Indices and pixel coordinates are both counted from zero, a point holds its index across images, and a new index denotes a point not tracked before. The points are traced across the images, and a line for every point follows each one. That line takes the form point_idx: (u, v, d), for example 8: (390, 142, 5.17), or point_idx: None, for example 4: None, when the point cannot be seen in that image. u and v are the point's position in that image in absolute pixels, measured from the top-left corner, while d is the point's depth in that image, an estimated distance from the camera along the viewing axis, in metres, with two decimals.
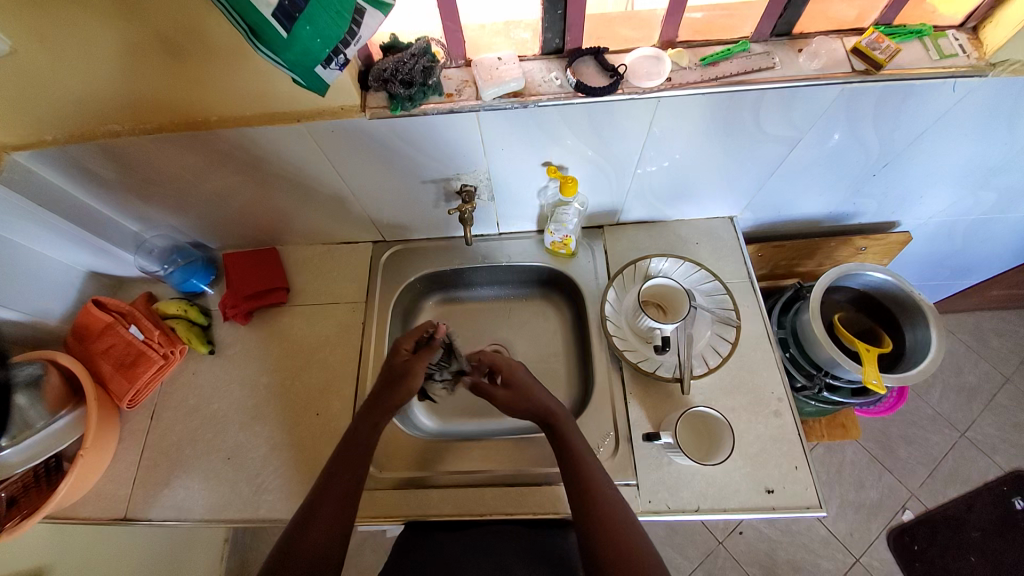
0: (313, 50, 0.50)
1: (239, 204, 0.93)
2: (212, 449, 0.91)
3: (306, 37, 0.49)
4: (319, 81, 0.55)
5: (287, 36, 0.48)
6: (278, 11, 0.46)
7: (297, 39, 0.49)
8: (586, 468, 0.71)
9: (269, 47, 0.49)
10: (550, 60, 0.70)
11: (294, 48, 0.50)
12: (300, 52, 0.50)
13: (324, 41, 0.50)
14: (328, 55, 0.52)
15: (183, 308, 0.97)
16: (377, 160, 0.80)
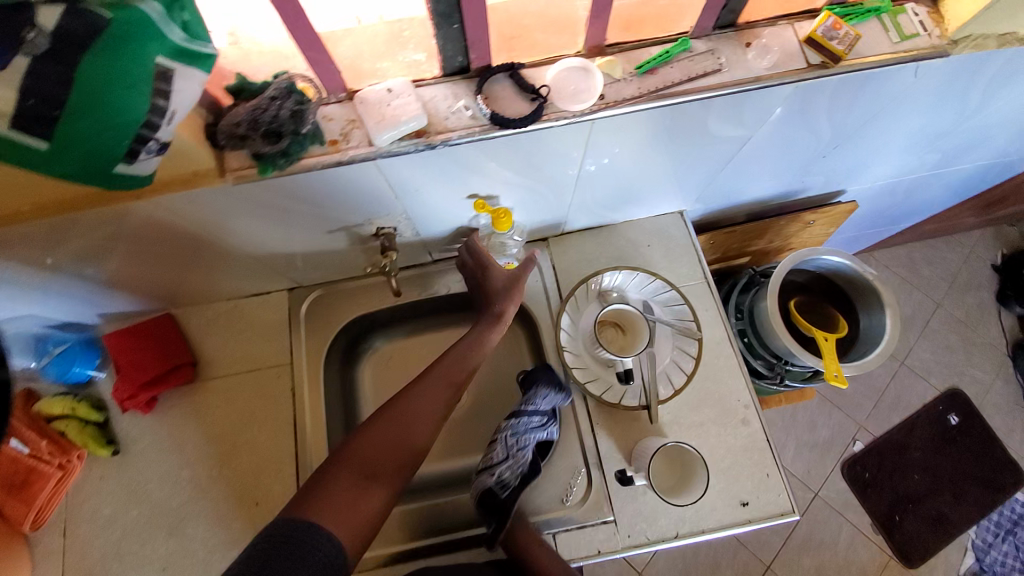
0: (104, 146, 0.40)
1: (106, 276, 0.76)
2: (143, 562, 0.79)
3: (87, 134, 0.39)
4: (135, 173, 0.45)
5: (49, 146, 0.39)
6: (20, 119, 0.36)
7: (75, 141, 0.39)
8: None
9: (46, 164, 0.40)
10: (455, 83, 0.55)
11: (76, 151, 0.40)
12: (86, 153, 0.41)
13: (116, 133, 0.40)
14: (130, 148, 0.42)
15: (69, 406, 0.82)
16: (266, 216, 0.65)
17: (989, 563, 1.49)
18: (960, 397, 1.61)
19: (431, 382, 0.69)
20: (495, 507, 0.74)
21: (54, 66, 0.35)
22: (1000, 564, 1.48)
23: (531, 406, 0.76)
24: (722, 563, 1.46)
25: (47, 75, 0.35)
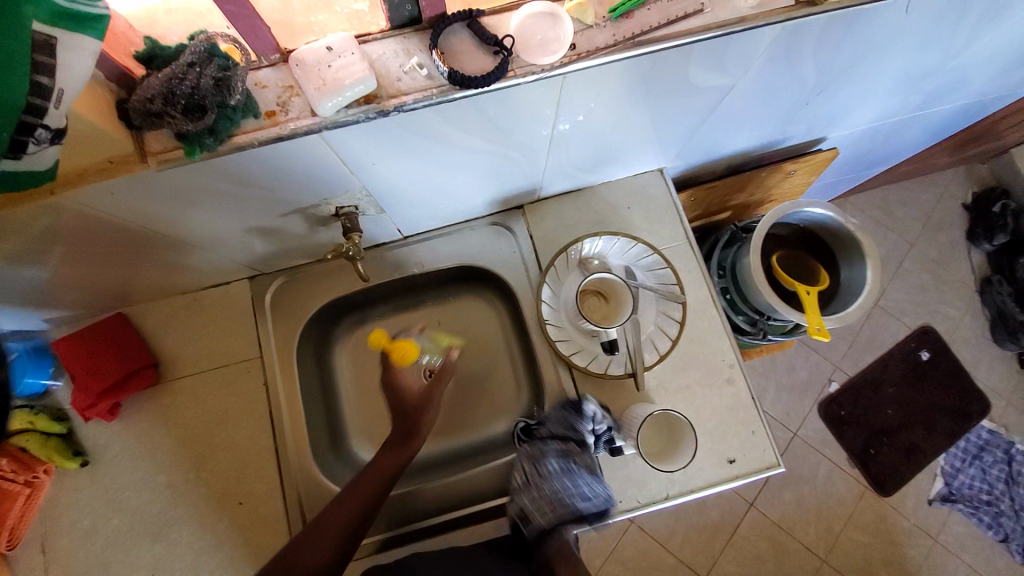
0: None
1: (41, 280, 0.68)
2: (128, 571, 0.76)
3: None
4: (25, 170, 0.37)
5: None
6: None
7: None
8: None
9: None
10: (406, 37, 0.48)
11: None
12: None
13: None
14: (15, 140, 0.34)
15: (27, 420, 0.76)
16: (207, 203, 0.59)
17: (956, 486, 1.58)
18: (932, 334, 1.66)
19: (331, 513, 0.66)
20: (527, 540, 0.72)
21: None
22: (968, 486, 1.57)
23: (551, 440, 0.75)
24: (708, 504, 1.51)
25: None
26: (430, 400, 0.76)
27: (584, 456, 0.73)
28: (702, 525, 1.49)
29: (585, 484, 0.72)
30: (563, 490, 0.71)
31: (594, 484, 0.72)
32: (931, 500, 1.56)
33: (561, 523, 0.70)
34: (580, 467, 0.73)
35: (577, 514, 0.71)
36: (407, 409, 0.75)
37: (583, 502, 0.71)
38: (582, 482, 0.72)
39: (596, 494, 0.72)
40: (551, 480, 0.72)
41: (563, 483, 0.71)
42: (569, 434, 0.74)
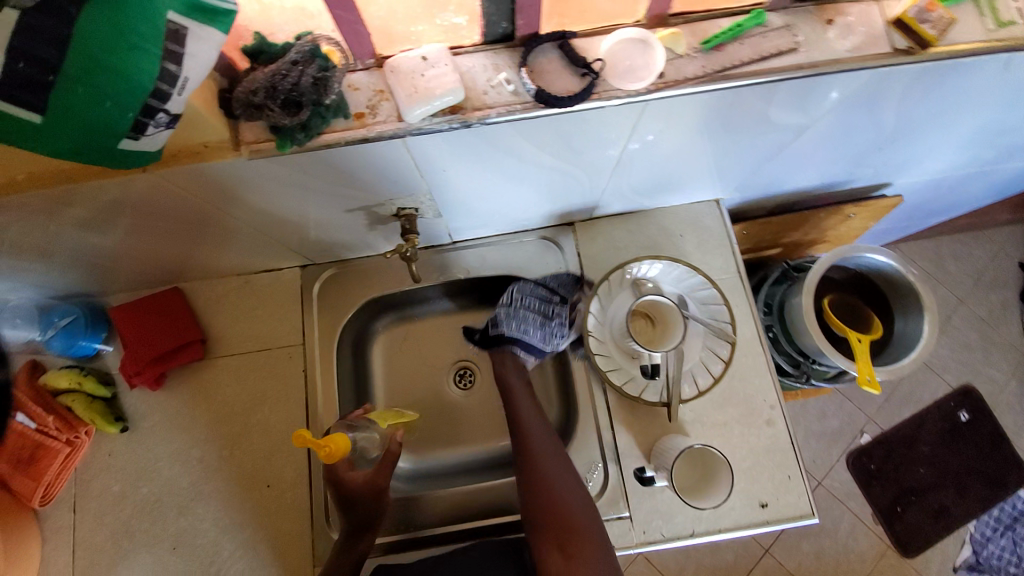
0: (105, 117, 0.35)
1: (115, 248, 0.72)
2: (153, 539, 0.78)
3: (83, 103, 0.33)
4: (139, 151, 0.40)
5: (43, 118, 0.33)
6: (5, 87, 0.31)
7: (71, 110, 0.34)
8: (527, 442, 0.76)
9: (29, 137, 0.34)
10: (496, 52, 0.49)
11: (71, 124, 0.35)
12: (84, 128, 0.35)
13: (116, 104, 0.34)
14: (136, 120, 0.36)
15: (75, 380, 0.79)
16: (280, 193, 0.61)
17: (985, 556, 1.50)
18: (974, 395, 1.59)
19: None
20: (489, 335, 0.85)
21: (49, 21, 0.29)
22: (997, 558, 1.49)
23: (548, 290, 0.82)
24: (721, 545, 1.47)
25: (42, 32, 0.30)
26: (378, 491, 0.73)
27: (563, 312, 0.81)
28: (712, 563, 1.45)
29: (550, 329, 0.81)
30: (532, 320, 0.80)
31: (557, 332, 0.82)
32: (957, 568, 1.48)
33: (513, 338, 0.81)
34: (555, 314, 0.81)
35: (527, 343, 0.82)
36: (353, 499, 0.73)
37: (540, 338, 0.81)
38: (552, 323, 0.81)
39: (553, 339, 0.82)
40: (528, 305, 0.81)
41: (536, 318, 0.80)
42: (560, 285, 0.83)
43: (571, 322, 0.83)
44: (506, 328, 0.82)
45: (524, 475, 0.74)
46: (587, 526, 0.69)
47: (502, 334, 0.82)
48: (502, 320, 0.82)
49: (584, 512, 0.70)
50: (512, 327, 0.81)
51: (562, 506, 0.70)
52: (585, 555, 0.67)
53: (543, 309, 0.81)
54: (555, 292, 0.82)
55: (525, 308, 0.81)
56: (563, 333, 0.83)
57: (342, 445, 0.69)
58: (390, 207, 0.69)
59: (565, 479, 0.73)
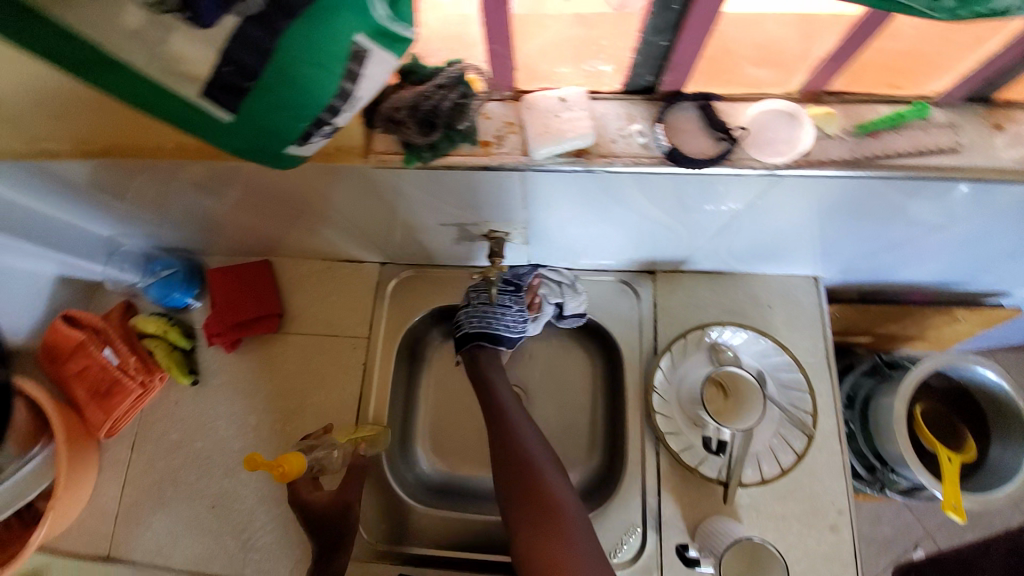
0: (280, 126, 0.35)
1: (223, 215, 0.77)
2: (196, 493, 0.82)
3: (263, 111, 0.33)
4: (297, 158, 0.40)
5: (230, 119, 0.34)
6: (212, 85, 0.33)
7: (252, 116, 0.34)
8: (499, 415, 0.70)
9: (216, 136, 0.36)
10: (634, 103, 0.49)
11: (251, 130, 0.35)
12: (259, 133, 0.35)
13: (294, 115, 0.34)
14: (304, 131, 0.36)
15: (162, 328, 0.85)
16: (386, 198, 0.63)
17: None
18: None
19: None
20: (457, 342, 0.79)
21: (258, 32, 0.30)
22: None
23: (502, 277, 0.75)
24: None
25: (252, 39, 0.30)
26: (344, 506, 0.71)
27: (519, 298, 0.74)
28: None
29: (514, 316, 0.74)
30: (493, 309, 0.74)
31: (519, 319, 0.74)
32: None
33: (475, 337, 0.74)
34: (512, 300, 0.74)
35: (495, 333, 0.74)
36: (319, 519, 0.71)
37: (507, 325, 0.74)
38: (510, 312, 0.74)
39: (518, 325, 0.75)
40: (482, 300, 0.75)
41: (496, 308, 0.74)
42: (515, 275, 0.74)
43: (535, 309, 0.76)
44: (469, 327, 0.75)
45: (497, 449, 0.67)
46: (564, 502, 0.62)
47: (466, 333, 0.76)
48: (466, 321, 0.76)
49: (564, 490, 0.63)
50: (473, 324, 0.75)
51: (540, 483, 0.63)
52: (568, 535, 0.59)
53: (501, 300, 0.74)
54: (508, 280, 0.75)
55: (479, 301, 0.75)
56: (525, 319, 0.75)
57: (296, 463, 0.70)
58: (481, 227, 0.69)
59: (543, 454, 0.66)
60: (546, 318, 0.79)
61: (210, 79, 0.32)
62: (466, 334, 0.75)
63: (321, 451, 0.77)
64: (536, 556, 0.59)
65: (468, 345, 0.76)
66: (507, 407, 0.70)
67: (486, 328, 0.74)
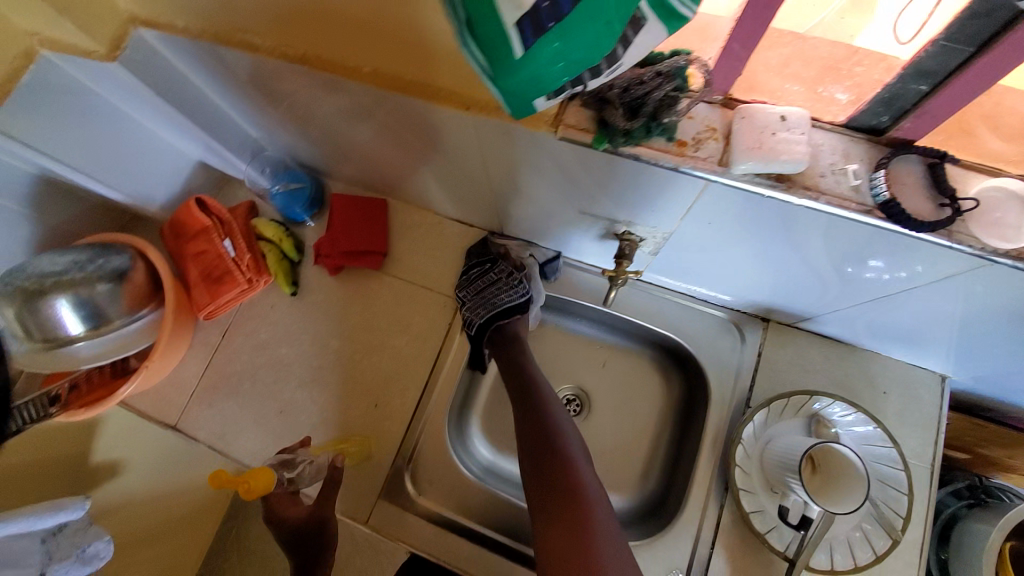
0: (548, 75, 0.32)
1: (366, 149, 0.79)
2: (270, 395, 0.86)
3: (546, 58, 0.30)
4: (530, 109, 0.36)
5: (519, 57, 0.30)
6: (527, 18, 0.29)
7: (535, 60, 0.31)
8: (535, 389, 0.77)
9: (501, 74, 0.32)
10: (854, 141, 0.46)
11: (524, 70, 0.32)
12: (530, 77, 0.32)
13: (565, 67, 0.31)
14: (561, 86, 0.33)
15: (278, 236, 0.90)
16: (535, 176, 0.62)
17: None
18: None
19: None
20: (474, 342, 0.84)
21: None
22: None
23: (471, 259, 0.88)
24: None
25: None
26: (321, 520, 0.75)
27: (501, 264, 0.85)
28: None
29: (507, 285, 0.83)
30: (490, 287, 0.84)
31: (520, 282, 0.84)
32: None
33: (496, 313, 0.82)
34: (503, 270, 0.84)
35: (507, 304, 0.83)
36: (300, 533, 0.74)
37: (513, 294, 0.83)
38: (507, 279, 0.84)
39: (519, 292, 0.84)
40: (478, 285, 0.85)
41: (490, 282, 0.84)
42: (481, 253, 0.87)
43: (522, 268, 0.85)
44: (479, 309, 0.83)
45: (527, 425, 0.73)
46: (589, 485, 0.67)
47: (483, 316, 0.83)
48: (473, 307, 0.84)
49: (588, 479, 0.67)
50: (483, 305, 0.83)
51: (565, 469, 0.68)
52: (588, 519, 0.63)
53: (492, 272, 0.84)
54: (483, 261, 0.86)
55: (474, 283, 0.85)
56: (521, 282, 0.84)
57: (260, 483, 0.73)
58: (613, 226, 0.67)
59: (571, 438, 0.72)
60: (538, 278, 0.85)
61: (529, 13, 0.28)
62: (482, 320, 0.82)
63: (298, 466, 0.77)
64: (554, 533, 0.63)
65: (494, 329, 0.83)
66: (540, 384, 0.77)
67: (502, 291, 0.83)
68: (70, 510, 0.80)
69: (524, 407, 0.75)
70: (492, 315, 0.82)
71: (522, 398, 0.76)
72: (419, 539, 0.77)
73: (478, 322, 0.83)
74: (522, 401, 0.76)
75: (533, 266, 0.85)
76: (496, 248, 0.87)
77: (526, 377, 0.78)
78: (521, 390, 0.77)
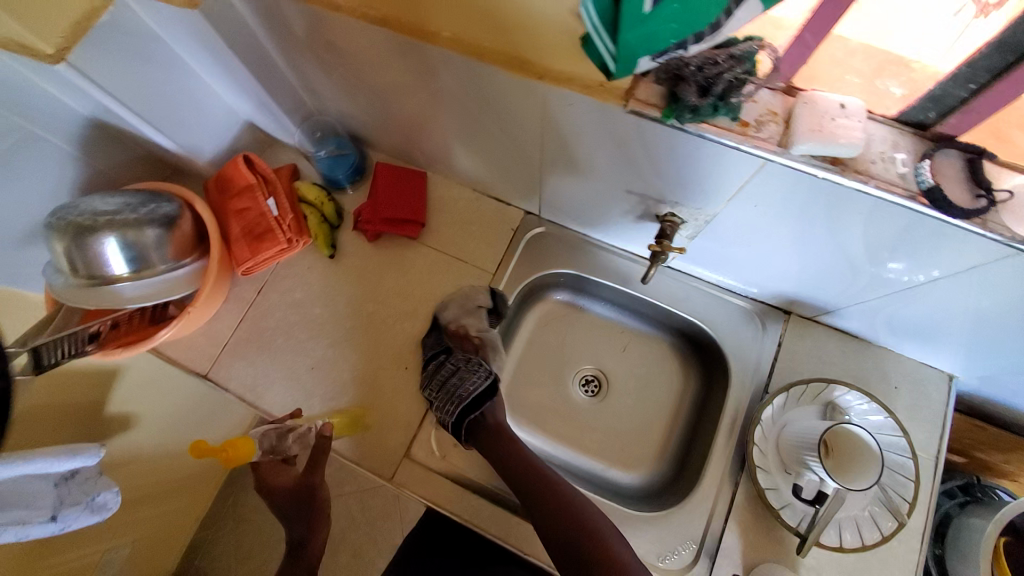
0: (659, 33, 0.39)
1: (417, 120, 0.82)
2: (302, 352, 0.88)
3: (664, 16, 0.37)
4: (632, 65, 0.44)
5: (644, 12, 0.37)
6: None
7: (655, 18, 0.37)
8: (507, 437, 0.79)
9: (630, 23, 0.39)
10: (902, 133, 0.50)
11: (642, 27, 0.38)
12: (646, 33, 0.39)
13: (676, 28, 0.38)
14: (667, 46, 0.40)
15: (320, 199, 0.92)
16: (590, 152, 0.66)
17: None
18: None
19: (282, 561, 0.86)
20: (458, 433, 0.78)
21: None
22: None
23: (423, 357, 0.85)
24: None
25: None
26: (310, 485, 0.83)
27: (456, 356, 0.84)
28: None
29: (468, 371, 0.82)
30: (451, 380, 0.81)
31: (479, 367, 0.84)
32: None
33: (467, 405, 0.78)
34: (463, 360, 0.84)
35: (474, 392, 0.80)
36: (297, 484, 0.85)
37: (476, 376, 0.82)
38: (465, 368, 0.82)
39: (480, 372, 0.83)
40: (439, 386, 0.81)
41: (449, 373, 0.81)
42: (434, 346, 0.86)
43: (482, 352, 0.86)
44: (448, 403, 0.78)
45: (522, 477, 0.75)
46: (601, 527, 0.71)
47: (454, 411, 0.77)
48: (441, 404, 0.79)
49: (600, 519, 0.72)
50: (450, 400, 0.79)
51: (575, 509, 0.72)
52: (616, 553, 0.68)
53: (450, 364, 0.83)
54: (437, 351, 0.85)
55: (432, 384, 0.82)
56: (479, 362, 0.84)
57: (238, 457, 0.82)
58: (656, 208, 0.71)
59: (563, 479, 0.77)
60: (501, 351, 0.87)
61: None
62: (455, 415, 0.77)
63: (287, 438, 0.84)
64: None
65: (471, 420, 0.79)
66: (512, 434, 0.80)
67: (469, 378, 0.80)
68: (85, 457, 0.80)
69: (507, 457, 0.77)
70: (464, 404, 0.78)
71: (501, 449, 0.78)
72: (443, 498, 0.79)
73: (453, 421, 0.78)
74: (498, 451, 0.77)
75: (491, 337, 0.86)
76: (444, 339, 0.86)
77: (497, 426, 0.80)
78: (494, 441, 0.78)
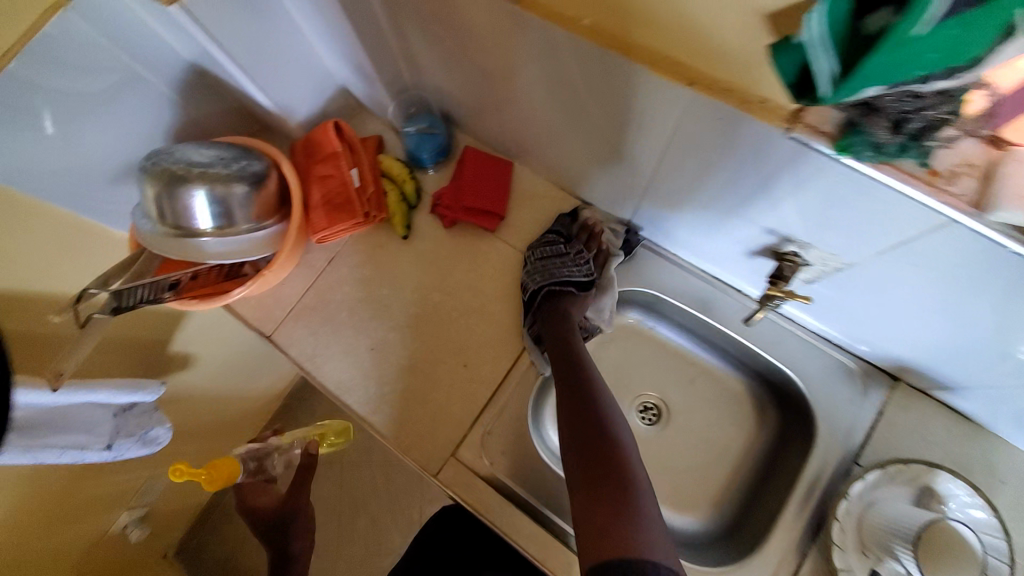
0: (914, 59, 0.32)
1: (520, 111, 0.76)
2: (363, 331, 0.87)
3: (932, 40, 0.30)
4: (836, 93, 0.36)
5: (917, 30, 0.30)
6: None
7: (920, 41, 0.30)
8: (573, 351, 0.74)
9: (885, 47, 0.31)
10: None
11: (897, 49, 0.31)
12: (896, 58, 0.32)
13: (930, 60, 0.32)
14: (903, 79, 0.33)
15: (403, 176, 0.90)
16: (718, 172, 0.59)
17: None
18: None
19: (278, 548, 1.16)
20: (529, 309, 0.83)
21: None
22: None
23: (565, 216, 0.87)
24: None
25: None
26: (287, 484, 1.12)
27: (576, 244, 0.84)
28: None
29: (574, 260, 0.82)
30: (551, 262, 0.83)
31: (585, 262, 0.83)
32: None
33: (548, 285, 0.80)
34: (574, 251, 0.83)
35: (565, 277, 0.81)
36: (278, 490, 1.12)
37: (576, 271, 0.82)
38: (570, 257, 0.82)
39: (583, 267, 0.82)
40: (540, 258, 0.83)
41: (556, 255, 0.83)
42: (562, 227, 0.86)
43: (597, 250, 0.84)
44: (537, 271, 0.82)
45: (567, 390, 0.70)
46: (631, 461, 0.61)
47: (537, 281, 0.81)
48: (535, 268, 0.82)
49: (633, 455, 0.62)
50: (543, 274, 0.81)
51: (608, 435, 0.63)
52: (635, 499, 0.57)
53: (564, 247, 0.84)
54: (558, 232, 0.85)
55: (542, 255, 0.84)
56: (590, 260, 0.83)
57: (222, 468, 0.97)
58: (776, 244, 0.64)
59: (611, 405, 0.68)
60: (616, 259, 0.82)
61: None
62: (535, 285, 0.81)
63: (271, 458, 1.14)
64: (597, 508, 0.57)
65: (546, 300, 0.81)
66: (577, 347, 0.75)
67: (563, 265, 0.81)
68: (147, 392, 0.81)
69: (563, 367, 0.72)
70: (545, 282, 0.81)
71: (560, 359, 0.74)
72: (486, 508, 0.76)
73: (535, 291, 0.81)
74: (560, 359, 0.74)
75: (611, 245, 0.83)
76: (577, 222, 0.86)
77: (566, 340, 0.76)
78: (560, 352, 0.75)
